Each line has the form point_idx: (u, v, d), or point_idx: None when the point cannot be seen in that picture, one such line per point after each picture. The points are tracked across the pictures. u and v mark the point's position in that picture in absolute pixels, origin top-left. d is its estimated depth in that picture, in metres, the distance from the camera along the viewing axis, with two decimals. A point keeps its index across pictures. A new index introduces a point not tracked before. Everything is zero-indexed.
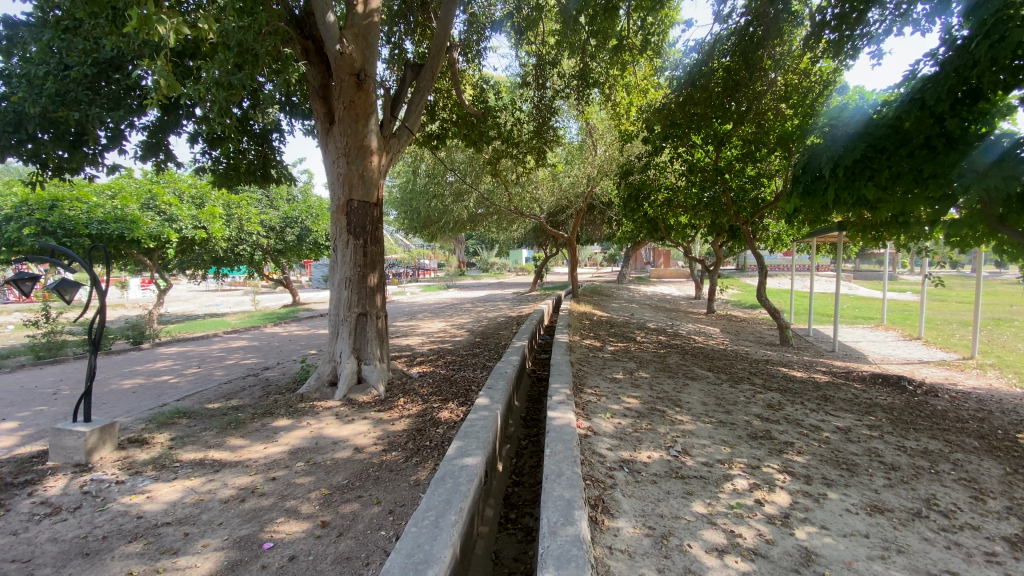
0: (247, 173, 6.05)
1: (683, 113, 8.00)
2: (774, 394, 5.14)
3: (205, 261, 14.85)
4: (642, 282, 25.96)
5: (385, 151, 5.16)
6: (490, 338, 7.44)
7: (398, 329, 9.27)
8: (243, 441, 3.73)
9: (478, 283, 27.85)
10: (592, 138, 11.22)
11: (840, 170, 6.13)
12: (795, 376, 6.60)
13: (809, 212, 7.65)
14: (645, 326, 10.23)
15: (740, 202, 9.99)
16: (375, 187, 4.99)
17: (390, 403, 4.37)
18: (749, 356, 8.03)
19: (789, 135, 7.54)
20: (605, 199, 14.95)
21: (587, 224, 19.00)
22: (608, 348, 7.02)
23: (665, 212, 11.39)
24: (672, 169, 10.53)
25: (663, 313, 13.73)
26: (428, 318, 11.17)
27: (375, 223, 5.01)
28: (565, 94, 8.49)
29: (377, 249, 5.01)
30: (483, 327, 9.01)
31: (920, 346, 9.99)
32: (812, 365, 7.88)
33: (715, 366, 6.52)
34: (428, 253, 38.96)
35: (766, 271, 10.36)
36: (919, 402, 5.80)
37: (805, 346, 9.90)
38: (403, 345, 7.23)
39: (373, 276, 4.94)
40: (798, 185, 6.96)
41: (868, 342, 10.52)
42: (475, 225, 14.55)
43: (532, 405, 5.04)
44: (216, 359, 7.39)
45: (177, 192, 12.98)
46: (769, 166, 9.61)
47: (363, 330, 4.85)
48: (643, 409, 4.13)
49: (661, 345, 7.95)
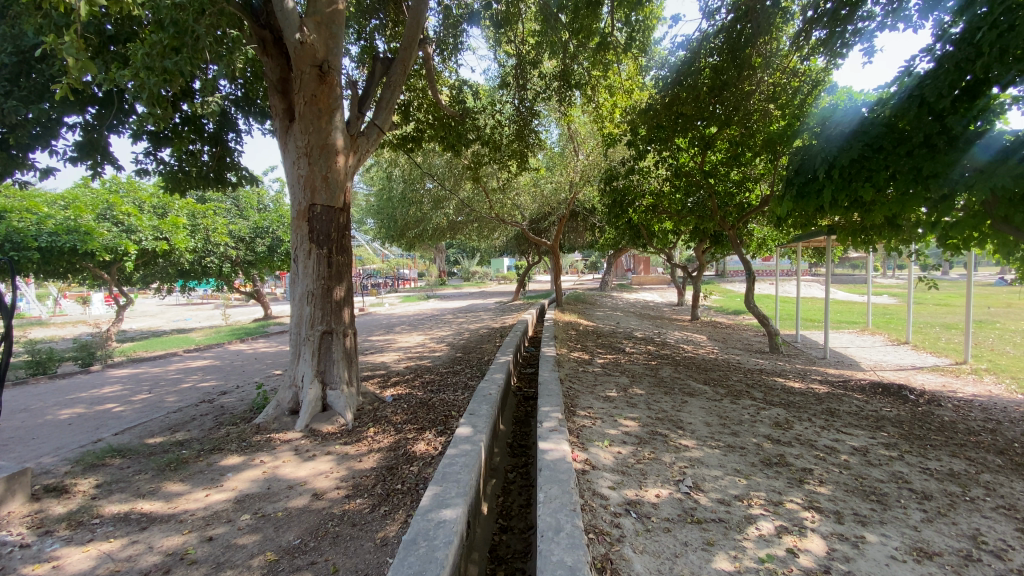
0: (198, 176, 5.51)
1: (668, 115, 7.68)
2: (779, 410, 4.77)
3: (169, 274, 14.04)
4: (625, 290, 25.75)
5: (353, 152, 4.68)
6: (471, 353, 6.95)
7: (373, 344, 8.70)
8: (182, 488, 3.16)
9: (459, 293, 27.26)
10: (574, 143, 10.89)
11: (836, 171, 5.80)
12: (793, 387, 6.28)
13: (800, 216, 7.34)
14: (633, 335, 9.85)
15: (726, 207, 9.72)
16: (341, 191, 4.51)
17: (358, 433, 3.86)
18: (742, 366, 7.71)
19: (778, 137, 7.28)
20: (588, 205, 14.65)
21: (569, 230, 18.69)
22: (597, 361, 6.58)
23: (649, 218, 11.08)
24: (656, 173, 10.22)
25: (649, 321, 13.41)
26: (406, 331, 10.60)
27: (342, 230, 4.52)
28: (546, 95, 8.13)
29: (344, 258, 4.52)
30: (464, 340, 8.52)
31: (910, 351, 9.83)
32: (806, 373, 7.59)
33: (711, 378, 6.16)
34: (408, 262, 38.27)
35: (754, 277, 10.10)
36: (925, 413, 5.50)
37: (796, 353, 9.64)
38: (377, 363, 6.70)
39: (340, 289, 4.45)
40: (791, 187, 6.57)
41: (858, 348, 10.33)
42: (455, 233, 14.06)
43: (518, 429, 4.58)
44: (170, 381, 6.73)
45: (137, 202, 12.23)
46: (754, 170, 9.40)
47: (328, 350, 4.34)
48: (643, 433, 3.70)
49: (651, 356, 7.57)
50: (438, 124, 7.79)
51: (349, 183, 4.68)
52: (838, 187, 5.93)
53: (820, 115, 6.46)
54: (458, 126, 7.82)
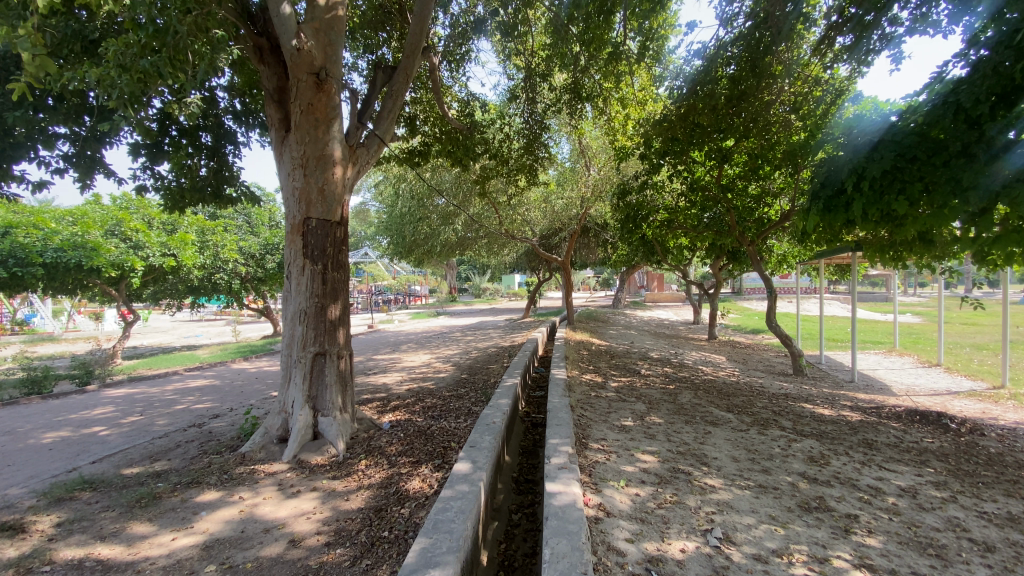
0: (193, 192, 5.28)
1: (683, 127, 7.37)
2: (812, 442, 4.33)
3: (179, 290, 14.02)
4: (639, 308, 25.24)
5: (353, 163, 4.43)
6: (477, 375, 6.61)
7: (377, 364, 8.40)
8: (147, 530, 2.85)
9: (470, 310, 26.94)
10: (585, 158, 10.63)
11: (866, 183, 5.36)
12: (823, 414, 5.81)
13: (824, 231, 6.92)
14: (648, 356, 9.43)
15: (743, 222, 9.34)
16: (338, 204, 4.25)
17: (348, 466, 3.54)
18: (764, 390, 7.25)
19: (800, 148, 6.93)
20: (601, 220, 14.33)
21: (581, 247, 18.37)
22: (611, 384, 6.19)
23: (664, 234, 10.71)
24: (670, 188, 9.89)
25: (664, 340, 12.94)
26: (413, 350, 10.28)
27: (339, 244, 4.26)
28: (557, 108, 7.90)
29: (341, 275, 4.25)
30: (471, 360, 8.18)
31: (944, 374, 9.25)
32: (835, 399, 7.10)
33: (733, 405, 5.74)
34: (420, 278, 38.21)
35: (775, 295, 9.64)
36: (971, 444, 5.00)
37: (821, 375, 9.12)
38: (379, 385, 6.38)
39: (336, 308, 4.16)
40: (817, 200, 6.12)
41: (887, 370, 9.76)
42: (464, 249, 13.82)
43: (525, 462, 4.22)
44: (165, 403, 6.49)
45: (146, 219, 12.25)
46: (773, 184, 9.03)
47: (320, 373, 4.04)
48: (663, 471, 3.33)
49: (668, 379, 7.15)
50: (444, 136, 7.55)
51: (348, 197, 4.43)
52: (870, 200, 5.49)
53: (846, 124, 6.09)
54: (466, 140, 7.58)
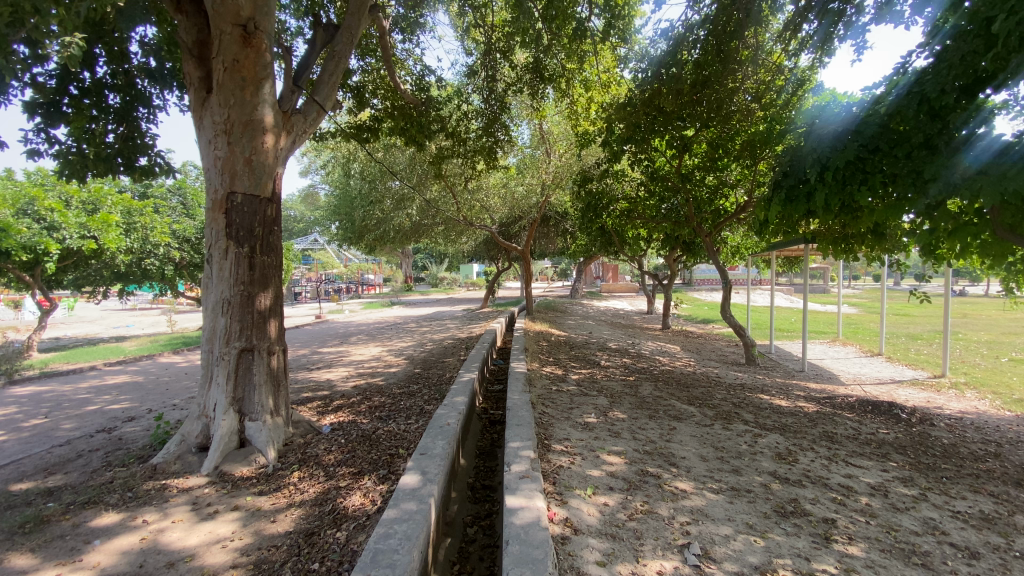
0: (94, 159, 4.57)
1: (647, 112, 7.14)
2: (777, 437, 4.21)
3: (103, 276, 12.72)
4: (596, 298, 25.37)
5: (288, 133, 3.91)
6: (431, 369, 6.20)
7: (323, 357, 7.80)
8: (17, 568, 2.30)
9: (426, 300, 26.30)
10: (546, 144, 10.28)
11: (829, 175, 5.30)
12: (782, 406, 5.79)
13: (782, 222, 6.89)
14: (607, 347, 9.28)
15: (702, 213, 9.31)
16: (268, 178, 3.73)
17: (278, 480, 3.07)
18: (723, 381, 7.21)
19: (762, 138, 6.86)
20: (560, 209, 14.08)
21: (540, 236, 18.11)
22: (571, 377, 5.93)
23: (623, 224, 10.56)
24: (630, 176, 9.72)
25: (621, 330, 12.90)
26: (363, 342, 9.70)
27: (270, 225, 3.76)
28: (518, 88, 7.49)
29: (272, 259, 3.75)
30: (425, 353, 7.74)
31: (886, 364, 9.60)
32: (789, 389, 7.15)
33: (694, 397, 5.61)
34: (373, 267, 36.95)
35: (730, 287, 9.69)
36: (922, 435, 5.08)
37: (774, 366, 9.26)
38: (322, 381, 5.85)
39: (266, 297, 3.66)
40: (779, 189, 6.01)
41: (834, 360, 10.05)
42: (419, 236, 13.22)
43: (482, 465, 3.89)
44: (73, 402, 5.70)
45: (63, 197, 10.92)
46: (731, 175, 9.02)
47: (247, 372, 3.55)
48: (633, 475, 3.06)
49: (629, 371, 6.97)
50: (396, 111, 6.99)
51: (281, 171, 3.92)
52: (833, 190, 5.43)
53: (808, 115, 6.04)
54: (420, 117, 7.04)
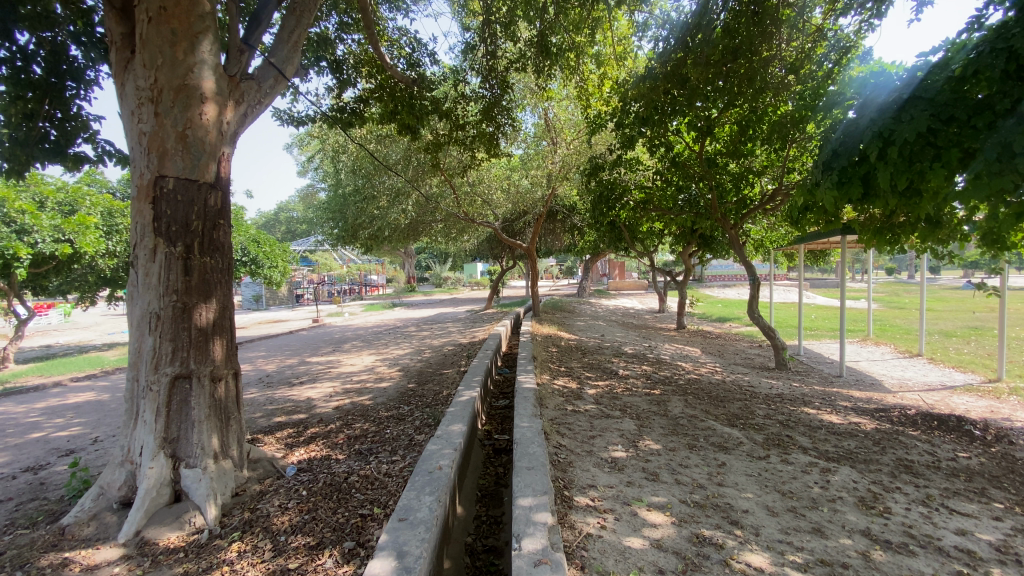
0: (38, 148, 4.06)
1: (668, 88, 6.34)
2: (850, 472, 3.40)
3: (89, 282, 12.09)
4: (604, 296, 24.53)
5: (237, 102, 3.13)
6: (427, 384, 5.41)
7: (310, 368, 7.04)
8: None
9: (429, 301, 25.58)
10: (552, 132, 9.47)
11: (893, 150, 4.38)
12: (835, 423, 4.97)
13: (823, 210, 6.04)
14: (622, 352, 8.49)
15: (724, 204, 8.46)
16: (210, 159, 2.96)
17: (211, 555, 2.31)
18: (757, 391, 6.40)
19: (800, 115, 6.05)
20: (568, 202, 13.27)
21: (547, 233, 17.31)
22: (588, 393, 5.13)
23: (637, 218, 9.73)
24: (644, 164, 8.90)
25: (634, 332, 12.09)
26: (358, 349, 8.96)
27: (215, 218, 2.99)
28: (523, 64, 6.68)
29: (217, 261, 3.00)
30: (422, 363, 6.96)
31: (930, 366, 8.72)
32: (832, 399, 6.34)
33: (733, 415, 4.78)
34: (375, 267, 36.32)
35: (758, 284, 8.85)
36: (1009, 458, 4.25)
37: (806, 370, 8.42)
38: (303, 399, 5.09)
39: (208, 310, 2.91)
40: (830, 173, 5.07)
41: (871, 362, 9.19)
42: (418, 233, 12.46)
43: (483, 515, 3.11)
44: (18, 428, 4.96)
45: (37, 198, 10.25)
46: (756, 160, 8.19)
47: (183, 406, 2.80)
48: (686, 545, 2.27)
49: (651, 382, 6.16)
50: (385, 92, 6.18)
51: (231, 150, 3.16)
52: (898, 168, 4.57)
53: (857, 83, 5.32)
54: (411, 96, 6.20)
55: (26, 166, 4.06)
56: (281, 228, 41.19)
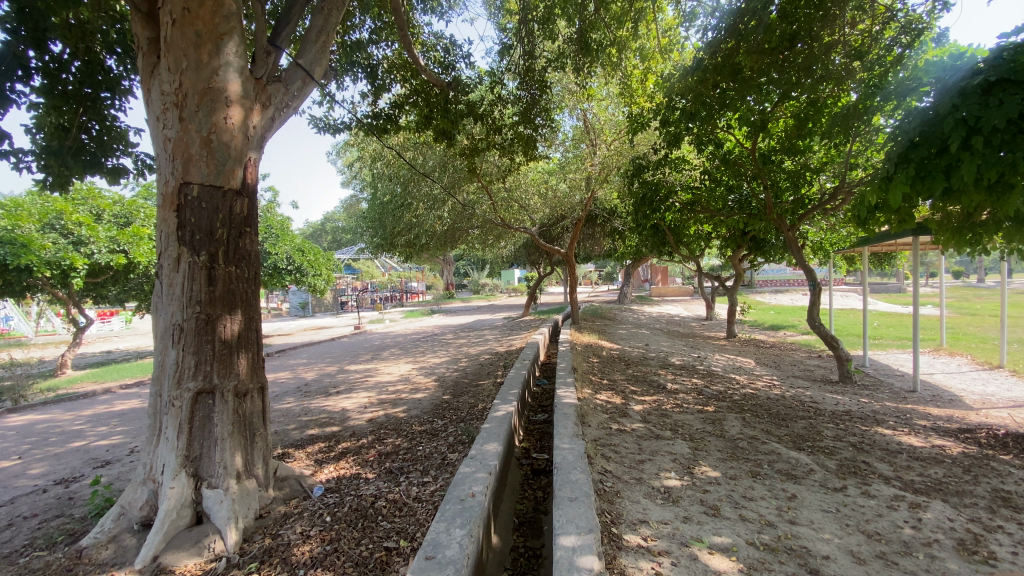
0: (77, 158, 4.16)
1: (716, 81, 5.93)
2: (947, 509, 2.91)
3: (145, 291, 12.64)
4: (646, 303, 23.80)
5: (263, 105, 3.01)
6: (462, 396, 5.19)
7: (347, 377, 6.98)
8: None
9: (468, 308, 25.57)
10: (591, 134, 9.15)
11: (980, 139, 3.82)
12: (917, 445, 4.40)
13: (895, 208, 5.44)
14: (668, 362, 8.04)
15: (778, 204, 7.87)
16: (235, 164, 2.85)
17: None
18: (821, 408, 5.83)
19: (867, 104, 5.50)
20: (608, 205, 12.88)
21: (586, 238, 16.91)
22: (634, 409, 4.77)
23: (682, 221, 9.25)
24: (690, 164, 8.44)
25: (680, 341, 11.52)
26: (395, 357, 8.88)
27: (241, 226, 2.87)
28: (561, 63, 6.42)
29: (244, 271, 2.88)
30: (458, 373, 6.76)
31: (1019, 380, 7.79)
32: (909, 417, 5.69)
33: (797, 436, 4.31)
34: (416, 275, 36.84)
35: (817, 289, 8.18)
36: None
37: (875, 384, 7.70)
38: (337, 411, 4.97)
39: (233, 322, 2.79)
40: (906, 165, 4.44)
41: (948, 375, 8.33)
42: (455, 240, 12.37)
43: (521, 547, 2.84)
44: (65, 436, 5.07)
45: (95, 211, 10.81)
46: (813, 156, 7.60)
47: (206, 422, 2.68)
48: None
49: (702, 396, 5.70)
50: (419, 96, 6.07)
51: (259, 154, 3.05)
52: (987, 160, 3.92)
53: (936, 67, 4.67)
54: (446, 99, 6.05)
55: (65, 177, 4.15)
56: (326, 238, 42.47)
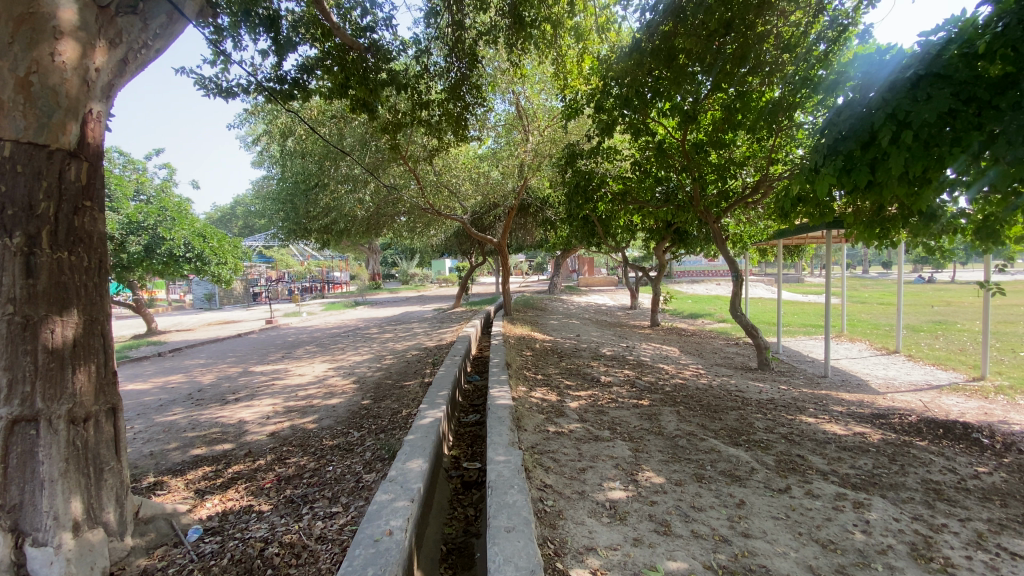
0: None
1: (653, 66, 5.77)
2: (887, 507, 2.88)
3: None
4: (574, 293, 24.09)
5: (111, 42, 2.28)
6: (384, 400, 4.65)
7: (252, 381, 6.16)
8: None
9: (396, 299, 24.57)
10: (525, 119, 8.80)
11: (908, 134, 3.87)
12: (840, 434, 4.50)
13: (816, 201, 5.58)
14: (600, 354, 7.93)
15: (705, 196, 7.97)
16: (69, 119, 2.13)
17: None
18: (748, 397, 5.93)
19: (795, 97, 5.57)
20: (540, 195, 12.66)
21: (517, 227, 16.64)
22: (570, 407, 4.50)
23: (613, 211, 9.18)
24: (622, 153, 8.33)
25: (609, 331, 11.57)
26: (311, 355, 8.08)
27: (77, 198, 2.19)
28: (494, 36, 5.96)
29: (82, 257, 2.20)
30: (380, 372, 6.18)
31: (910, 363, 8.52)
32: (825, 404, 5.92)
33: (732, 430, 4.25)
34: (339, 265, 34.99)
35: (740, 280, 8.42)
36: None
37: (790, 371, 8.07)
38: (233, 423, 4.25)
39: (65, 326, 2.11)
40: (835, 157, 4.48)
41: (852, 360, 8.93)
42: (379, 227, 11.57)
43: None
44: None
45: None
46: (738, 149, 7.73)
47: (28, 460, 2.01)
48: None
49: (636, 389, 5.56)
50: (333, 61, 5.34)
51: (104, 107, 2.34)
52: (914, 154, 4.03)
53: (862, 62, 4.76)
54: (364, 66, 5.42)
55: None
56: (238, 224, 39.14)
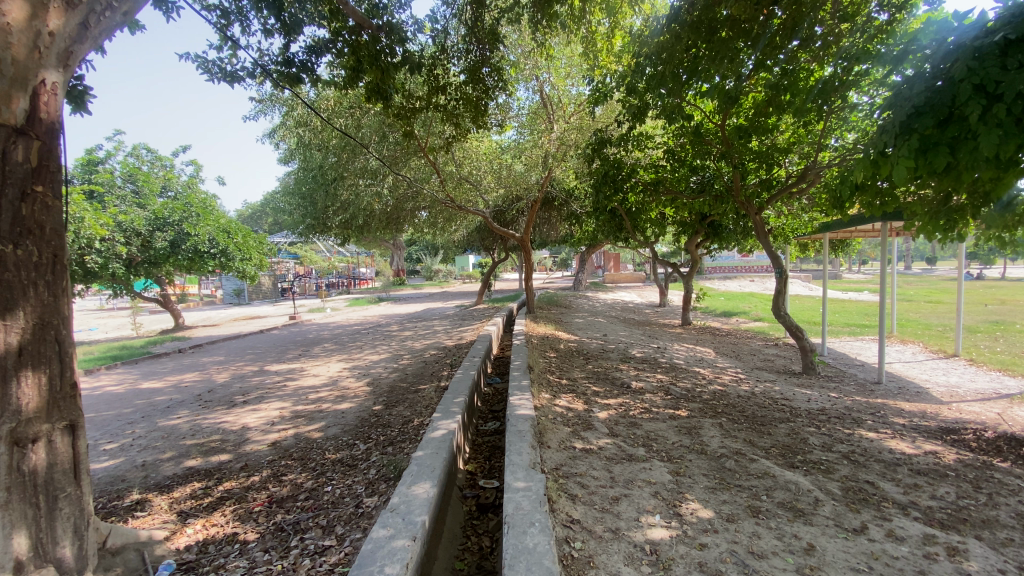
0: None
1: (691, 40, 5.22)
2: (991, 554, 2.36)
3: None
4: (600, 290, 23.50)
5: (69, 3, 1.95)
6: (396, 407, 4.31)
7: (265, 381, 5.93)
8: None
9: (420, 295, 24.45)
10: (549, 107, 8.35)
11: (1002, 105, 3.25)
12: (911, 453, 3.93)
13: (877, 190, 4.96)
14: (630, 355, 7.45)
15: (745, 186, 7.35)
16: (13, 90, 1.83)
17: None
18: (796, 406, 5.37)
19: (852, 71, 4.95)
20: (565, 187, 12.19)
21: (542, 221, 16.17)
22: (599, 418, 4.06)
23: (644, 203, 8.65)
24: (654, 141, 7.79)
25: (638, 330, 11.05)
26: (328, 353, 7.84)
27: (25, 182, 1.88)
28: (517, 15, 5.53)
29: (30, 251, 1.89)
30: (396, 374, 5.86)
31: (973, 368, 7.75)
32: (884, 415, 5.32)
33: (785, 448, 3.74)
34: (365, 261, 35.20)
35: (783, 276, 7.78)
36: None
37: (839, 375, 7.42)
38: (235, 429, 3.97)
39: (5, 330, 1.80)
40: (908, 137, 3.86)
41: (907, 364, 8.20)
42: (400, 222, 11.31)
43: None
44: None
45: None
46: (782, 134, 7.10)
47: None
48: None
49: (672, 397, 5.08)
50: (347, 47, 5.02)
51: (61, 77, 2.02)
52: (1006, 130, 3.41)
53: (934, 29, 4.16)
54: (378, 47, 4.99)
55: None
56: (267, 221, 39.73)
